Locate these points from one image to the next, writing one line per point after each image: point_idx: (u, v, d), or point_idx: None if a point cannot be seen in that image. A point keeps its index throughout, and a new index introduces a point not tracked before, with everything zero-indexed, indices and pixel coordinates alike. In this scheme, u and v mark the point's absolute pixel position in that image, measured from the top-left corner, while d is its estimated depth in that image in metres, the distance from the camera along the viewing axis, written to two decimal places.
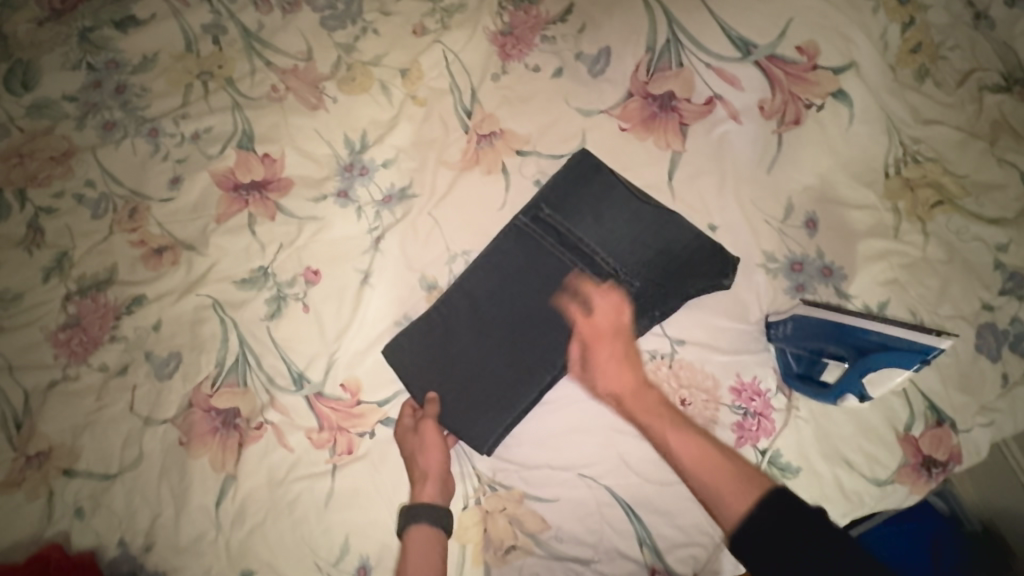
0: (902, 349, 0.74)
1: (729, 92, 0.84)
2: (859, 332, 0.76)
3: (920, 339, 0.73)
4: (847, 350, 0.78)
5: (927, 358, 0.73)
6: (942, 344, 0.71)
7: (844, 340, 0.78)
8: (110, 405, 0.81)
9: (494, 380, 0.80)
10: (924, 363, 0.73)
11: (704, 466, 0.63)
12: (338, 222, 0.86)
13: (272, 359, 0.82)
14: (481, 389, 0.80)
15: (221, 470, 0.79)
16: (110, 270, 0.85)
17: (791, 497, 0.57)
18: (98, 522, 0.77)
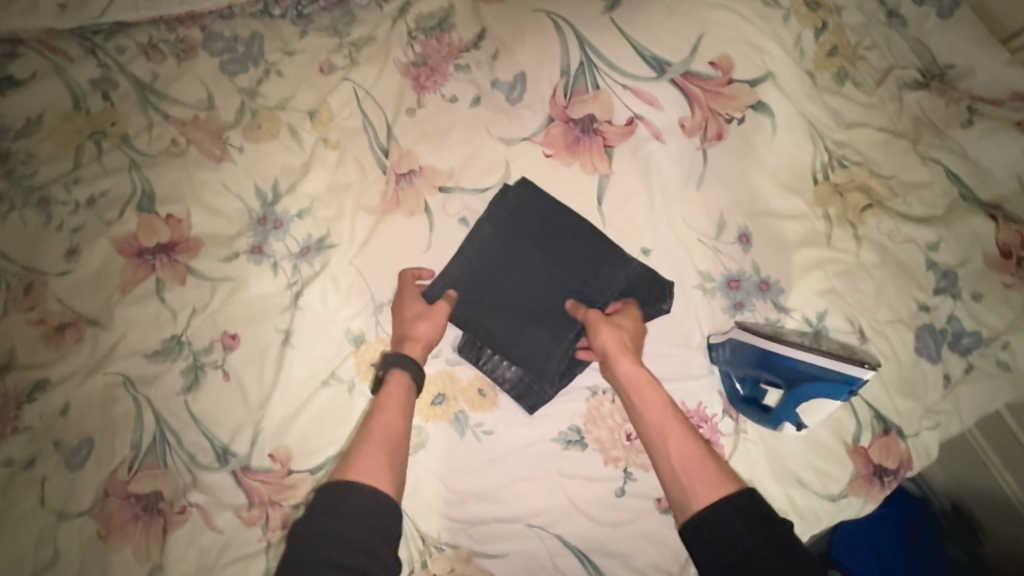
0: (831, 379, 0.72)
1: (649, 113, 0.82)
2: (788, 359, 0.74)
3: (846, 370, 0.71)
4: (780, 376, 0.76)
5: (853, 389, 0.72)
6: (865, 374, 0.70)
7: (777, 367, 0.75)
8: (18, 504, 0.75)
9: (495, 326, 0.78)
10: (851, 392, 0.72)
11: (686, 455, 0.63)
12: (254, 281, 0.80)
13: (193, 435, 0.76)
14: (490, 328, 0.78)
15: (146, 562, 0.72)
16: (9, 354, 0.79)
17: (760, 506, 0.56)
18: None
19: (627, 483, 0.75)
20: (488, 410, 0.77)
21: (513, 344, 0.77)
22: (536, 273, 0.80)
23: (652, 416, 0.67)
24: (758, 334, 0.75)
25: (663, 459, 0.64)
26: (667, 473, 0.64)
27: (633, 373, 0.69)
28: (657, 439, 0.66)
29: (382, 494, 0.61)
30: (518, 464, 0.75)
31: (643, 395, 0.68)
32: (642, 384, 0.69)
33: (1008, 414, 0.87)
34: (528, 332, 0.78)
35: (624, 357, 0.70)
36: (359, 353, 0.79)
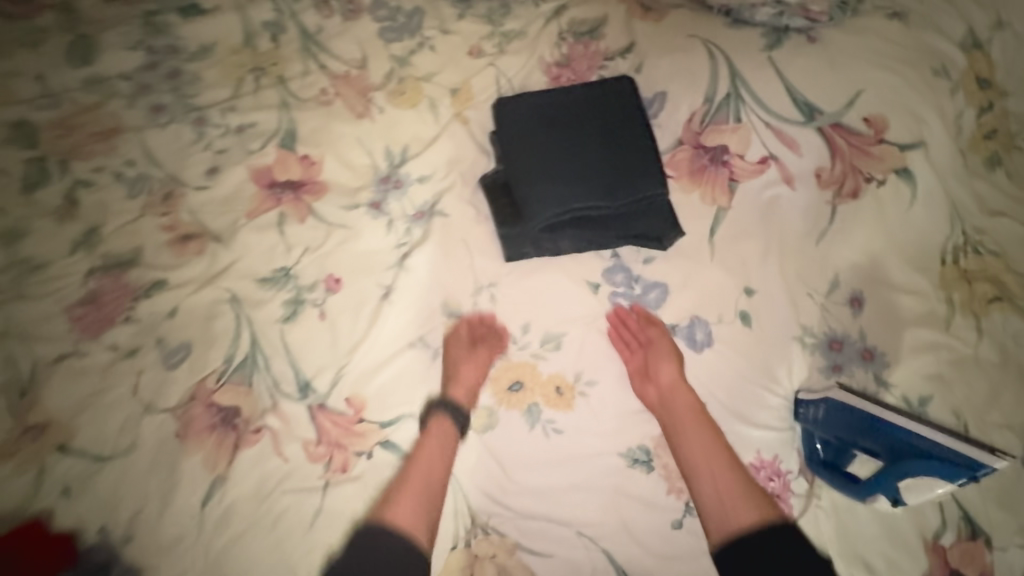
0: (947, 458, 0.67)
1: (786, 156, 0.80)
2: (897, 431, 0.70)
3: (970, 453, 0.65)
4: (881, 445, 0.72)
5: (976, 476, 0.65)
6: (992, 463, 0.64)
7: (879, 436, 0.71)
8: (115, 387, 0.81)
9: (532, 146, 0.83)
10: (972, 479, 0.66)
11: (722, 478, 0.69)
12: (366, 233, 0.84)
13: (281, 364, 0.80)
14: (526, 149, 0.83)
15: (212, 471, 0.77)
16: (136, 250, 0.85)
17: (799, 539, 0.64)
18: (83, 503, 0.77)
19: (686, 518, 0.73)
20: (563, 410, 0.77)
21: (521, 190, 0.81)
22: (598, 115, 0.84)
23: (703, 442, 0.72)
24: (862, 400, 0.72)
25: (705, 485, 0.70)
26: (708, 496, 0.69)
27: (691, 410, 0.74)
28: (699, 464, 0.71)
29: (408, 545, 0.66)
30: (580, 470, 0.75)
31: (698, 430, 0.73)
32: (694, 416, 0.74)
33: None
34: (551, 164, 0.81)
35: (681, 390, 0.75)
36: (451, 325, 0.80)
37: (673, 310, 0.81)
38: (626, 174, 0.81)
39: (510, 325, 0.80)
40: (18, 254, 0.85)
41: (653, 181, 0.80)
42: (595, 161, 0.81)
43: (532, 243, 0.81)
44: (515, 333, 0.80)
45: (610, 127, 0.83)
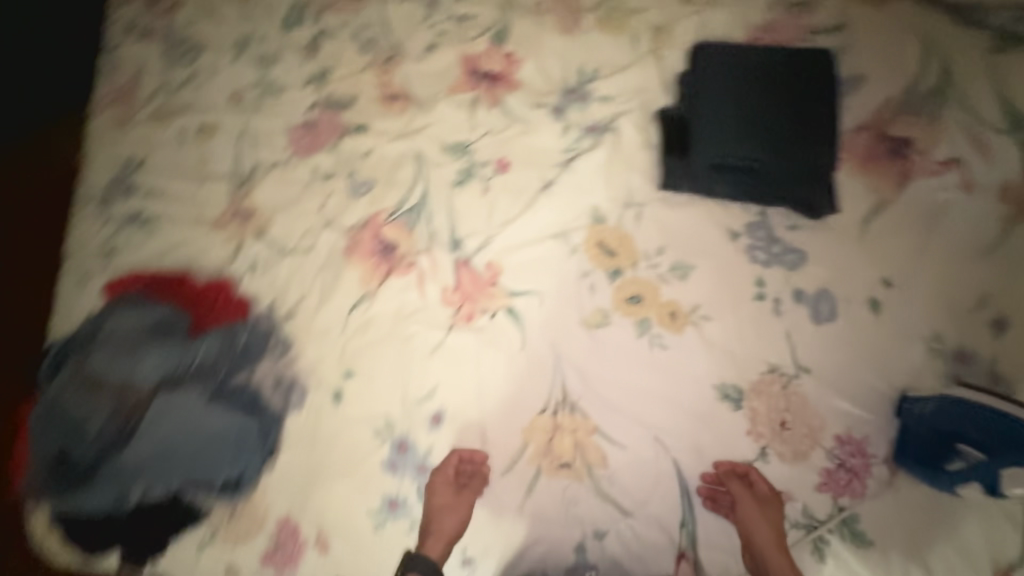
0: None
1: (972, 162, 0.81)
2: (1011, 419, 0.70)
3: None
4: (988, 436, 0.72)
5: None
6: None
7: (990, 432, 0.72)
8: (309, 199, 0.98)
9: (720, 95, 0.89)
10: None
11: None
12: (543, 132, 0.94)
13: (442, 219, 0.93)
14: (712, 97, 0.89)
15: (365, 287, 0.92)
16: (353, 97, 1.01)
17: None
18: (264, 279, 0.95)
19: (758, 461, 0.78)
20: (673, 330, 0.83)
21: (697, 133, 0.88)
22: (790, 79, 0.88)
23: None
24: (978, 393, 0.73)
25: None
26: None
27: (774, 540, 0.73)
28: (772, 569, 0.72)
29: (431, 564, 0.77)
30: (672, 385, 0.81)
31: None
32: (783, 571, 0.71)
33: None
34: (732, 115, 0.88)
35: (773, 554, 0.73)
36: (593, 229, 0.89)
37: (805, 277, 0.83)
38: (803, 139, 0.86)
39: (645, 246, 0.87)
40: (265, 77, 1.04)
41: (827, 153, 0.85)
42: (773, 120, 0.86)
43: (690, 178, 0.88)
44: (648, 253, 0.87)
45: (800, 92, 0.87)
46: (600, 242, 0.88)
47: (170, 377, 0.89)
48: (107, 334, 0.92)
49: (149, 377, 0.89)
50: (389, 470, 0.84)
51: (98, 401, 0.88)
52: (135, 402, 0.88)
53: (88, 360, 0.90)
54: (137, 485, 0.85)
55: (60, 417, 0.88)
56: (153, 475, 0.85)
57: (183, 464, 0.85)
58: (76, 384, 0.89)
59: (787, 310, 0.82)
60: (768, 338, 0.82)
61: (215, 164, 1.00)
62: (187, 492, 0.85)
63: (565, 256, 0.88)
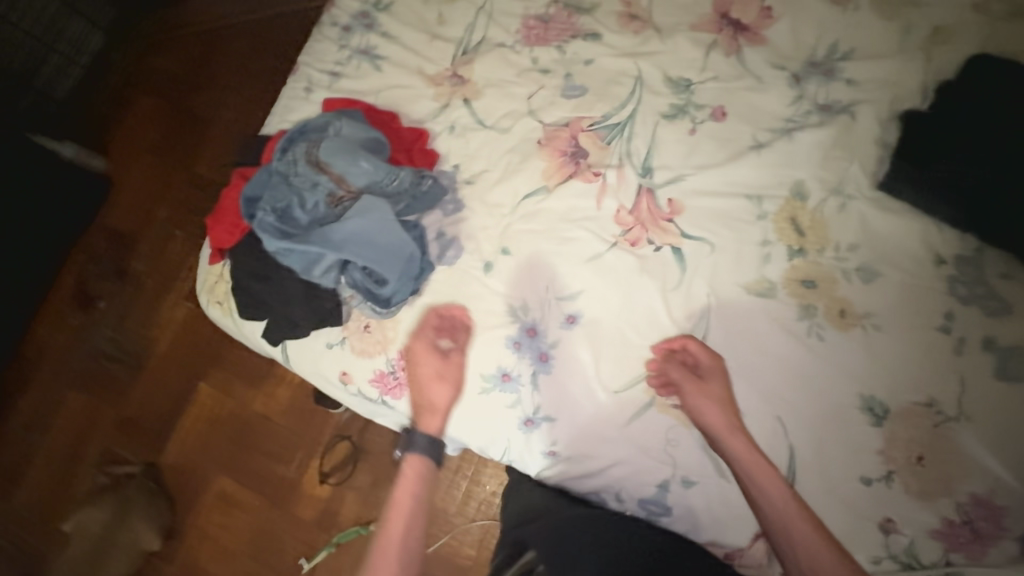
0: None
1: None
2: None
3: None
4: None
5: None
6: None
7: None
8: (520, 85, 1.02)
9: (986, 112, 0.81)
10: None
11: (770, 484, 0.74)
12: (772, 94, 0.91)
13: (640, 144, 0.93)
14: (975, 112, 0.82)
15: (544, 181, 0.96)
16: (595, 5, 1.03)
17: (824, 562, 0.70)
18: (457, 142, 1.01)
19: (878, 482, 0.75)
20: (836, 328, 0.80)
21: (942, 144, 0.82)
22: None
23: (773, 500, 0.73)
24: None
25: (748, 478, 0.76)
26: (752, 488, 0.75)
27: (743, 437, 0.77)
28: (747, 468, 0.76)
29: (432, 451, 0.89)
30: (815, 377, 0.79)
31: (763, 474, 0.74)
32: (754, 462, 0.76)
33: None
34: (993, 136, 0.80)
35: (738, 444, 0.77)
36: (789, 204, 0.86)
37: (1004, 329, 0.77)
38: None
39: (838, 238, 0.84)
40: None
41: None
42: None
43: (916, 188, 0.83)
44: (838, 245, 0.83)
45: None
46: (791, 218, 0.86)
47: (380, 187, 0.93)
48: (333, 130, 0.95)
49: (362, 182, 0.92)
50: (512, 348, 0.89)
51: (315, 183, 0.92)
52: (347, 198, 0.92)
53: (313, 147, 0.94)
54: (328, 270, 0.91)
55: (279, 187, 0.92)
56: (345, 267, 0.92)
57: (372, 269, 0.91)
58: (299, 163, 0.93)
59: (970, 353, 0.77)
60: (937, 372, 0.77)
61: (450, 29, 1.08)
62: (365, 295, 0.93)
63: (751, 219, 0.87)
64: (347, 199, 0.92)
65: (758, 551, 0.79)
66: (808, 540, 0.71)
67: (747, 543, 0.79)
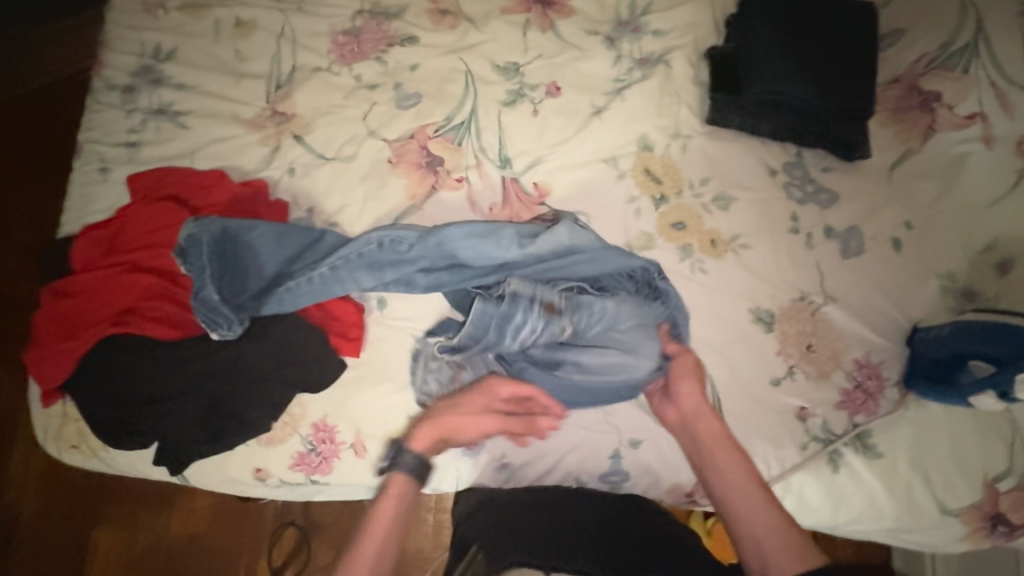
0: None
1: (997, 116, 0.87)
2: None
3: None
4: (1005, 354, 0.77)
5: None
6: None
7: (1013, 344, 0.76)
8: (351, 107, 0.96)
9: (771, 30, 0.90)
10: None
11: (747, 495, 0.77)
12: (595, 58, 0.95)
13: (491, 137, 0.93)
14: (763, 31, 0.90)
15: (410, 200, 0.91)
16: (401, 8, 0.99)
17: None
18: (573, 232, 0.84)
19: (786, 379, 0.83)
20: (712, 257, 0.87)
21: (746, 65, 0.90)
22: (839, 26, 0.91)
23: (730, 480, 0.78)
24: (1003, 313, 0.78)
25: (716, 480, 0.79)
26: (732, 501, 0.77)
27: (716, 436, 0.79)
28: (723, 473, 0.78)
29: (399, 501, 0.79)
30: (709, 305, 0.86)
31: (726, 456, 0.79)
32: (722, 445, 0.79)
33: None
34: (780, 51, 0.89)
35: (718, 447, 0.79)
36: (640, 157, 0.91)
37: (837, 215, 0.89)
38: (843, 84, 0.89)
39: (690, 176, 0.90)
40: None
41: (865, 98, 0.88)
42: (820, 61, 0.89)
43: (738, 114, 0.91)
44: (692, 183, 0.90)
45: (846, 39, 0.90)
46: (647, 169, 0.90)
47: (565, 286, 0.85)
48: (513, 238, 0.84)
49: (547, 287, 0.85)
50: None
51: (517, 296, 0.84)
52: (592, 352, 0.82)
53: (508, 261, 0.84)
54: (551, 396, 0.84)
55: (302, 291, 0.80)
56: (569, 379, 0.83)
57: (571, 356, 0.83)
58: (405, 262, 0.82)
59: (819, 244, 0.88)
60: (800, 269, 0.87)
61: (253, 62, 0.97)
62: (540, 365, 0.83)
63: (614, 180, 0.90)
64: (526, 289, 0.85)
65: None
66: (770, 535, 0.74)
67: None
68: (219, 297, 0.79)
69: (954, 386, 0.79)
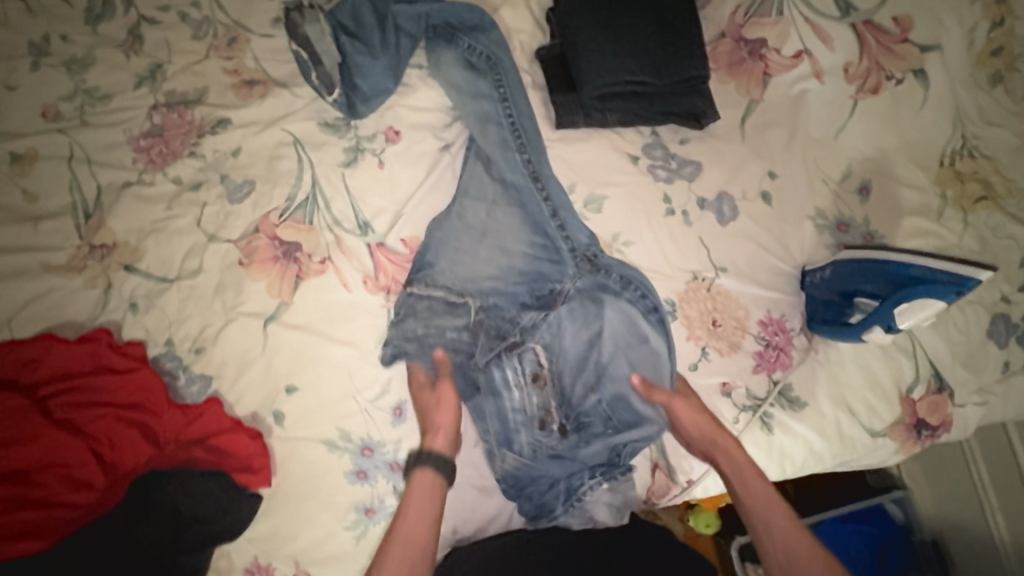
0: (943, 280, 0.77)
1: (819, 49, 0.89)
2: (900, 267, 0.80)
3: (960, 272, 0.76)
4: (880, 287, 0.82)
5: (961, 291, 0.76)
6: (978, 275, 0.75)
7: (882, 278, 0.81)
8: (179, 216, 0.85)
9: (592, 18, 0.87)
10: (958, 296, 0.76)
11: (779, 516, 0.70)
12: (425, 92, 0.90)
13: (341, 205, 0.85)
14: (583, 21, 0.87)
15: (276, 296, 0.83)
16: (201, 91, 0.89)
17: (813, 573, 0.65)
18: (501, 218, 0.83)
19: (702, 361, 0.83)
20: None
21: (577, 61, 0.87)
22: None
23: (762, 496, 0.72)
24: (877, 250, 0.83)
25: (737, 478, 0.74)
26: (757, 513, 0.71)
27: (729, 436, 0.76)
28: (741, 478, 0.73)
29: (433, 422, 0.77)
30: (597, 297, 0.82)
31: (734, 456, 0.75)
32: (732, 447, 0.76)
33: (1013, 427, 0.95)
34: (606, 40, 0.86)
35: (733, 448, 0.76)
36: None
37: (705, 185, 0.89)
38: (674, 53, 0.87)
39: None
40: (82, 83, 0.88)
41: (700, 61, 0.88)
42: (646, 36, 0.87)
43: (584, 111, 0.88)
44: None
45: (664, 6, 0.88)
46: None
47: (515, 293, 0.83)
48: (436, 252, 0.83)
49: (489, 306, 0.83)
50: (358, 479, 0.80)
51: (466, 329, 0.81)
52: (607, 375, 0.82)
53: (446, 273, 0.82)
54: (530, 422, 0.81)
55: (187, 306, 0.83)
56: (545, 402, 0.82)
57: (537, 381, 0.82)
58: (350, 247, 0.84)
59: (696, 218, 0.88)
60: (687, 248, 0.86)
61: (49, 199, 0.85)
62: (508, 393, 0.81)
63: (471, 204, 0.83)
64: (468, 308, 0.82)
65: (662, 480, 0.84)
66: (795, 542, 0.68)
67: (650, 477, 0.84)
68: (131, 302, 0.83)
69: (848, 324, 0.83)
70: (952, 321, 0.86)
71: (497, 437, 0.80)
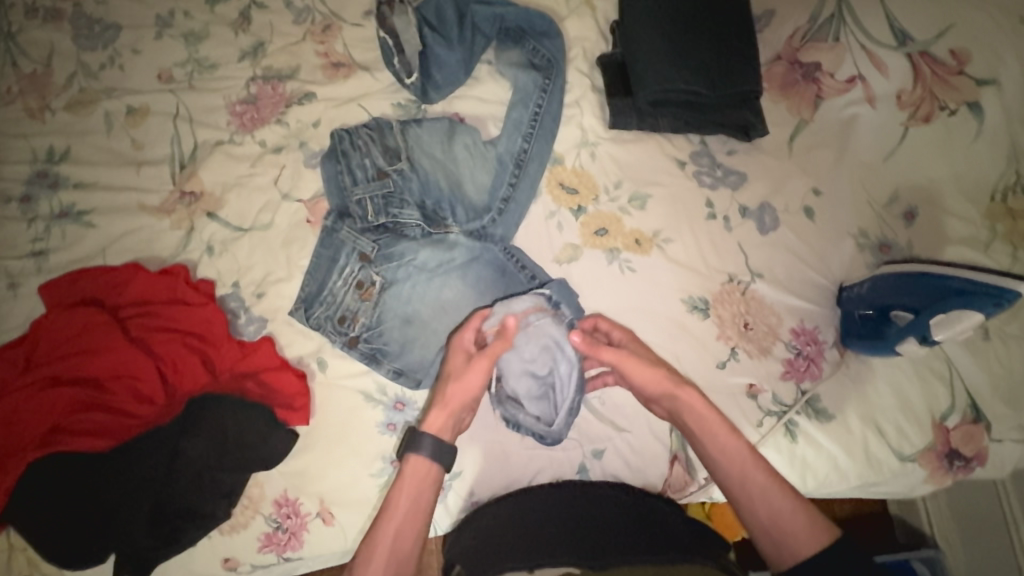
0: (980, 291, 0.77)
1: (873, 76, 0.93)
2: (938, 277, 0.81)
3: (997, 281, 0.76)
4: (918, 300, 0.82)
5: (1001, 302, 0.75)
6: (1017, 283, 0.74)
7: (920, 290, 0.82)
8: (260, 174, 0.94)
9: (651, 30, 0.93)
10: (999, 307, 0.76)
11: (770, 500, 0.66)
12: (493, 86, 0.98)
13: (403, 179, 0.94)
14: (643, 31, 0.93)
15: None
16: (294, 68, 1.00)
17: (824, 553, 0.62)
18: (476, 178, 0.89)
19: (730, 360, 0.85)
20: (641, 254, 0.89)
21: (636, 68, 0.93)
22: (717, 11, 0.94)
23: (753, 474, 0.68)
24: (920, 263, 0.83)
25: (712, 456, 0.71)
26: (750, 511, 0.67)
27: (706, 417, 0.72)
28: (710, 450, 0.71)
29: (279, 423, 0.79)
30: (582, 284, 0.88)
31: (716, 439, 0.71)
32: (713, 426, 0.71)
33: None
34: (664, 49, 0.92)
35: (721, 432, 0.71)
36: (553, 171, 0.92)
37: (747, 194, 0.92)
38: (731, 66, 0.92)
39: (605, 181, 0.92)
40: (195, 53, 1.01)
41: (754, 76, 0.92)
42: (703, 48, 0.92)
43: (637, 115, 0.94)
44: (608, 187, 0.92)
45: (725, 22, 0.94)
46: (560, 183, 0.92)
47: (457, 251, 0.88)
48: (406, 199, 0.87)
49: (426, 254, 0.87)
50: (388, 431, 0.85)
51: (400, 262, 0.87)
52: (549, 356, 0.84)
53: (404, 215, 0.87)
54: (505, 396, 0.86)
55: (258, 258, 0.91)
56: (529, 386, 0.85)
57: (382, 295, 0.86)
58: (360, 190, 0.87)
59: (736, 224, 0.90)
60: (726, 250, 0.89)
61: (152, 148, 0.96)
62: (339, 276, 0.86)
63: (476, 177, 0.89)
64: (384, 234, 0.88)
65: (680, 473, 0.85)
66: (797, 529, 0.64)
67: (668, 469, 0.85)
68: (208, 247, 0.92)
69: (881, 338, 0.84)
70: (995, 354, 0.84)
71: (361, 331, 0.86)
